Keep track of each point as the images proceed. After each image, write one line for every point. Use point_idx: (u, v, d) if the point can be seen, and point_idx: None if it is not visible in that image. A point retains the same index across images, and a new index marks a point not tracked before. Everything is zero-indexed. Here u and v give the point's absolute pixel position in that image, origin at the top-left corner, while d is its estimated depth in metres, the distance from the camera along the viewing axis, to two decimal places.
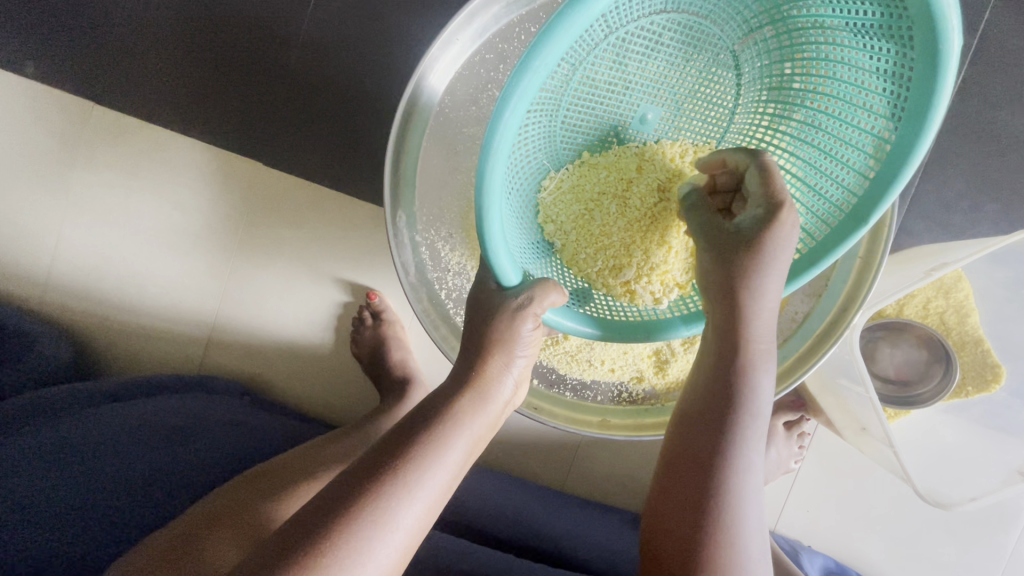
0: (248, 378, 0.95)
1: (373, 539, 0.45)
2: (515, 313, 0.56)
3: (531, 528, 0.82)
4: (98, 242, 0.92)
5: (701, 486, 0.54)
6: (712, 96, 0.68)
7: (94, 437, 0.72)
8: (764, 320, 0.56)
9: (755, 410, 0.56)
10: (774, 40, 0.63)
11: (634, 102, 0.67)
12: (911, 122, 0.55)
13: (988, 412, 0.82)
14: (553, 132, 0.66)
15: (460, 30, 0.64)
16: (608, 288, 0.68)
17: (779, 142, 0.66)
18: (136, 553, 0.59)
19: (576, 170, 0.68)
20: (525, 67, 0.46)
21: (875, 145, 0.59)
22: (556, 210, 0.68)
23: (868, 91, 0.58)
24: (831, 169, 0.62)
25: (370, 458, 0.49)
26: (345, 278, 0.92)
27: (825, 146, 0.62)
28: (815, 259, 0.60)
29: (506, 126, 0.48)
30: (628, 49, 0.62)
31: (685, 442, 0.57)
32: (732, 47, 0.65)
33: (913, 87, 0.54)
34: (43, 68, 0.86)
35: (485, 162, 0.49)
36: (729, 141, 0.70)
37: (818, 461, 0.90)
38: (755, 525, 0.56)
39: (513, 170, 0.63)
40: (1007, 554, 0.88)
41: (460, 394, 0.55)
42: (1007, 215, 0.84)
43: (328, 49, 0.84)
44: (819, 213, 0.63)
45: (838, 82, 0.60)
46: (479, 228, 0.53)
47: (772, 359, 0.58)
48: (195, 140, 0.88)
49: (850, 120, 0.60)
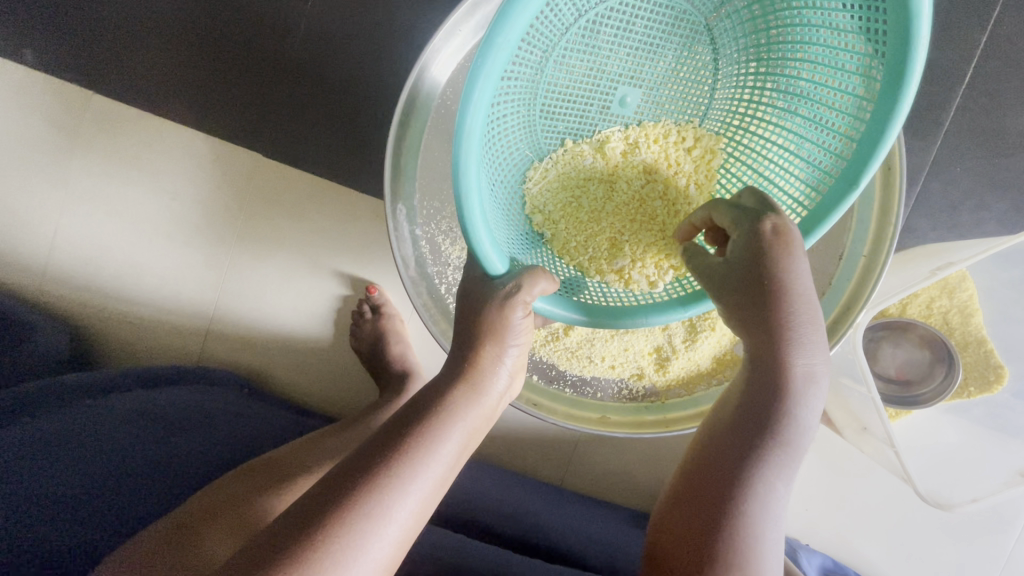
0: (248, 370, 0.95)
1: (367, 531, 0.44)
2: (503, 303, 0.55)
3: (529, 524, 0.81)
4: (96, 232, 0.91)
5: (721, 493, 0.53)
6: (692, 75, 0.67)
7: (91, 427, 0.72)
8: (807, 340, 0.54)
9: (795, 430, 0.54)
10: (746, 11, 0.64)
11: (611, 85, 0.66)
12: (890, 76, 0.53)
13: (990, 413, 0.82)
14: (532, 121, 0.65)
15: (462, 21, 0.63)
16: (603, 275, 0.67)
17: (764, 113, 0.65)
18: (134, 544, 0.59)
19: (558, 159, 0.67)
20: (491, 44, 0.48)
21: (857, 103, 0.57)
22: (542, 200, 0.67)
23: (845, 50, 0.57)
24: (815, 136, 0.61)
25: (363, 451, 0.49)
26: (345, 271, 0.91)
27: (811, 113, 0.61)
28: (810, 229, 0.58)
29: (478, 104, 0.49)
30: (599, 31, 0.62)
31: (715, 451, 0.56)
32: (706, 21, 0.65)
33: (888, 37, 0.52)
34: (42, 56, 0.85)
35: (459, 144, 0.50)
36: (714, 118, 0.69)
37: (816, 461, 0.90)
38: (774, 543, 0.54)
39: (493, 158, 0.61)
40: (1006, 556, 0.88)
41: (454, 386, 0.54)
42: (1013, 214, 0.83)
43: (328, 40, 0.83)
44: (808, 181, 0.62)
45: (815, 46, 0.59)
46: (457, 203, 0.52)
47: (819, 383, 0.55)
48: (195, 131, 0.87)
49: (828, 82, 0.59)
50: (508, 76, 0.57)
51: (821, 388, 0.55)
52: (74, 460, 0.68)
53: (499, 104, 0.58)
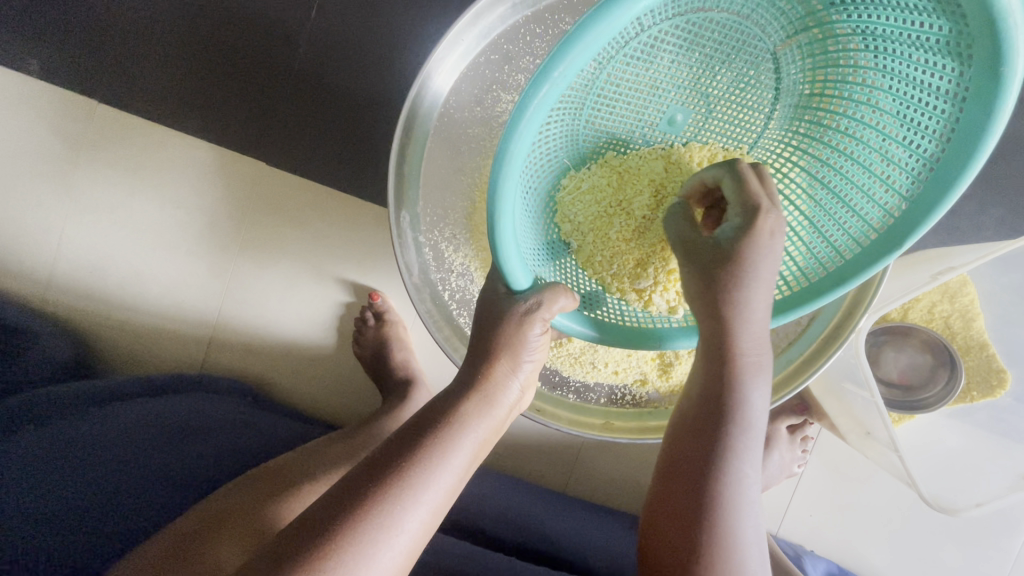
0: (250, 377, 0.95)
1: (379, 541, 0.44)
2: (523, 318, 0.56)
3: (532, 531, 0.81)
4: (100, 241, 0.91)
5: (697, 495, 0.52)
6: (748, 101, 0.63)
7: (97, 432, 0.73)
8: (755, 327, 0.53)
9: (749, 419, 0.54)
10: (819, 44, 0.58)
11: (663, 101, 0.62)
12: (961, 142, 0.51)
13: (993, 416, 0.82)
14: (575, 130, 0.62)
15: (465, 31, 0.63)
16: (623, 293, 0.67)
17: (817, 150, 0.61)
18: (146, 547, 0.59)
19: (597, 170, 0.64)
20: (543, 77, 0.43)
21: (920, 164, 0.54)
22: (574, 211, 0.65)
23: (923, 107, 0.53)
24: (867, 185, 0.58)
25: (375, 460, 0.49)
26: (348, 278, 0.92)
27: (867, 160, 0.58)
28: (844, 278, 0.58)
29: (522, 136, 0.46)
30: (660, 48, 0.58)
31: (681, 448, 0.55)
32: (773, 49, 0.60)
33: (967, 105, 0.50)
34: (43, 68, 0.85)
35: (499, 170, 0.48)
36: (763, 146, 0.65)
37: (821, 465, 0.90)
38: (755, 537, 0.54)
39: (532, 167, 0.60)
40: (1012, 561, 0.88)
41: (466, 397, 0.54)
42: (1013, 220, 0.83)
43: (330, 50, 0.83)
44: (851, 232, 0.60)
45: (885, 94, 0.55)
46: (490, 230, 0.52)
47: (764, 369, 0.55)
48: (199, 141, 0.88)
49: (894, 135, 0.56)
50: (560, 103, 0.55)
51: (766, 374, 0.55)
52: (78, 466, 0.68)
53: (549, 123, 0.56)
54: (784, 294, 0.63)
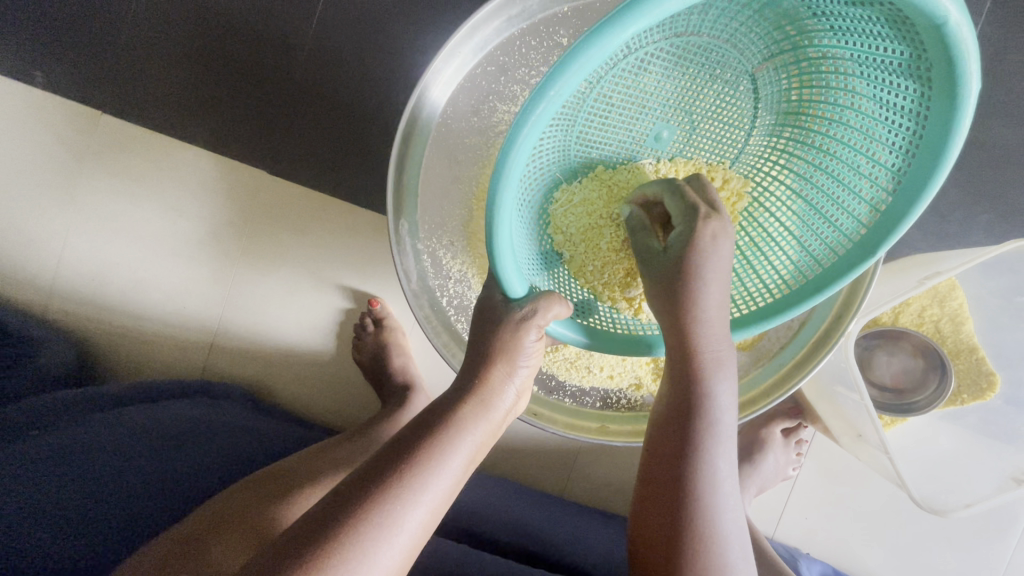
0: (251, 382, 0.96)
1: (380, 540, 0.45)
2: (519, 324, 0.57)
3: (530, 534, 0.82)
4: (102, 249, 0.93)
5: (672, 492, 0.54)
6: (729, 118, 0.64)
7: (101, 437, 0.74)
8: (716, 325, 0.54)
9: (716, 414, 0.55)
10: (795, 66, 0.59)
11: (649, 120, 0.64)
12: (923, 156, 0.54)
13: (984, 419, 0.84)
14: (566, 145, 0.63)
15: (461, 44, 0.65)
16: (614, 301, 0.69)
17: (794, 165, 0.63)
18: (151, 548, 0.60)
19: (588, 184, 0.65)
20: (542, 94, 0.44)
21: (889, 177, 0.57)
22: (566, 222, 0.67)
23: (889, 125, 0.56)
24: (841, 197, 0.61)
25: (376, 462, 0.50)
26: (348, 285, 0.93)
27: (840, 174, 0.60)
28: (821, 286, 0.60)
29: (520, 149, 0.47)
30: (646, 68, 0.59)
31: (655, 448, 0.56)
32: (751, 71, 0.60)
33: (929, 124, 0.53)
34: (47, 79, 0.87)
35: (497, 184, 0.49)
36: (744, 161, 0.67)
37: (815, 468, 0.91)
38: (737, 530, 0.55)
39: (525, 182, 0.61)
40: (1005, 562, 0.89)
41: (464, 401, 0.55)
42: (1001, 225, 0.85)
43: (330, 60, 0.85)
44: (828, 241, 0.62)
45: (858, 113, 0.57)
46: (490, 234, 0.53)
47: (729, 362, 0.55)
48: (200, 150, 0.90)
49: (868, 152, 0.58)
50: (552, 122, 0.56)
51: (730, 368, 0.56)
52: (82, 469, 0.69)
53: (542, 140, 0.57)
54: (767, 300, 0.64)
